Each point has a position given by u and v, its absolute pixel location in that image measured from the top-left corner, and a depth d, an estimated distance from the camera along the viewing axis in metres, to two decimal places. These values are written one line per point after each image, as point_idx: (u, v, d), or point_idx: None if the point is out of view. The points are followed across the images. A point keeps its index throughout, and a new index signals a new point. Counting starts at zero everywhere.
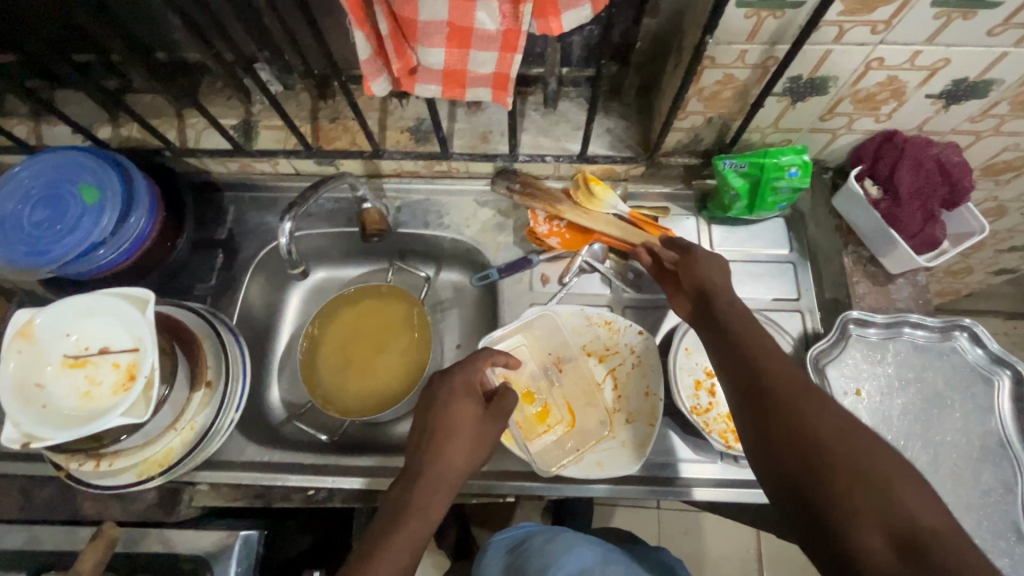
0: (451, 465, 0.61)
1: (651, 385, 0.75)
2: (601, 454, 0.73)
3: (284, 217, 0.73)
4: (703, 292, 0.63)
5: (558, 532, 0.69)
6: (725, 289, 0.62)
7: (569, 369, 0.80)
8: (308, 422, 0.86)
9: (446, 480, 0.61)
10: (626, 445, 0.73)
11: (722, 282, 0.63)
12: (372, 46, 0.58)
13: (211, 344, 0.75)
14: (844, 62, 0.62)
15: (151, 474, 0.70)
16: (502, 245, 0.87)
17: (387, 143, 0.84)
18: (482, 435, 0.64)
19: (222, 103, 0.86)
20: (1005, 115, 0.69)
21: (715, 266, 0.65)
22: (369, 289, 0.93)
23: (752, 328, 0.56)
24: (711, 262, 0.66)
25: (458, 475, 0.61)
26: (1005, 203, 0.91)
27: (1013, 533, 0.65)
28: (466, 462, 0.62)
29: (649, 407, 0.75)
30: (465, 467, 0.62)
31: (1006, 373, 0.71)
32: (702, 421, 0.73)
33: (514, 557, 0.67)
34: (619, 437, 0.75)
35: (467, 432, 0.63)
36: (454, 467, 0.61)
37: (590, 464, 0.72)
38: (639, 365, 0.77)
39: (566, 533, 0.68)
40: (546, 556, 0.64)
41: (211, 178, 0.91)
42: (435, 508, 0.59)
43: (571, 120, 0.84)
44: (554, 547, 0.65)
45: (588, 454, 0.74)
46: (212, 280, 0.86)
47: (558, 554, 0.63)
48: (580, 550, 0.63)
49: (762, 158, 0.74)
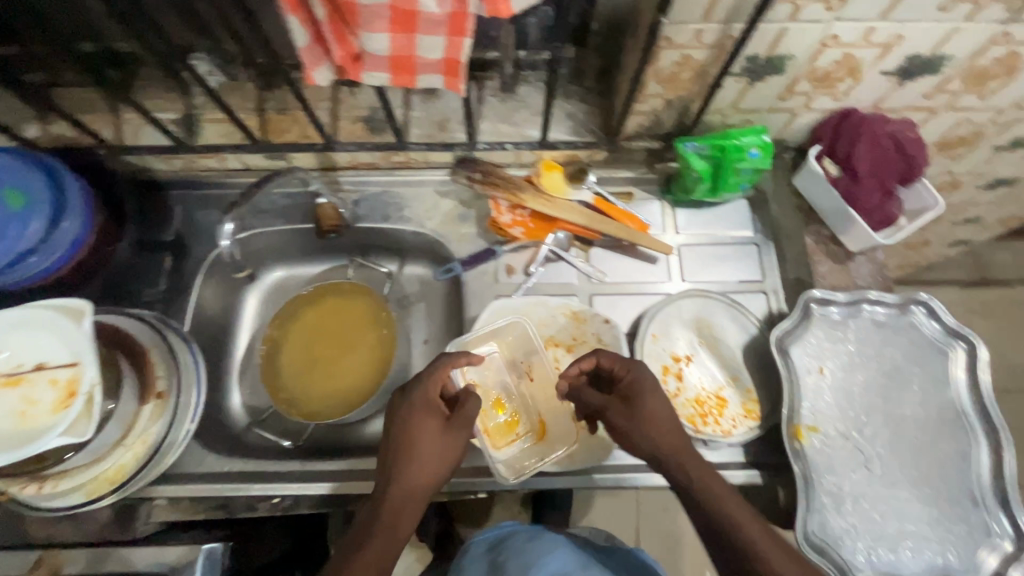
0: (415, 484, 0.60)
1: None
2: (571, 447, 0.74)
3: (226, 218, 0.69)
4: (660, 460, 0.57)
5: (541, 533, 0.70)
6: (690, 452, 0.57)
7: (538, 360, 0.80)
8: (271, 428, 0.84)
9: (413, 494, 0.60)
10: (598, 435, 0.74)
11: (680, 436, 0.58)
12: (310, 32, 0.54)
13: (160, 353, 0.71)
14: (800, 40, 0.61)
15: (102, 493, 0.66)
16: (465, 236, 0.85)
17: (340, 134, 0.81)
18: (445, 446, 0.62)
19: (161, 96, 0.81)
20: (957, 90, 0.69)
21: (660, 420, 0.58)
22: (329, 287, 0.90)
23: (729, 507, 0.54)
24: (652, 413, 0.59)
25: (424, 489, 0.60)
26: (959, 177, 0.92)
27: (969, 499, 0.67)
28: (430, 476, 0.61)
29: None
30: (429, 480, 0.60)
31: (961, 345, 0.73)
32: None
33: (495, 553, 0.68)
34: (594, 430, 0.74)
35: (430, 444, 0.61)
36: (419, 481, 0.60)
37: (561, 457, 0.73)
38: None
39: (549, 535, 0.69)
40: (533, 554, 0.64)
41: (154, 176, 0.86)
42: (404, 524, 0.57)
43: (531, 106, 0.82)
44: (543, 548, 0.65)
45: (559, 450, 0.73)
46: (161, 285, 0.82)
47: (540, 551, 0.64)
48: (562, 550, 0.64)
49: (722, 141, 0.74)
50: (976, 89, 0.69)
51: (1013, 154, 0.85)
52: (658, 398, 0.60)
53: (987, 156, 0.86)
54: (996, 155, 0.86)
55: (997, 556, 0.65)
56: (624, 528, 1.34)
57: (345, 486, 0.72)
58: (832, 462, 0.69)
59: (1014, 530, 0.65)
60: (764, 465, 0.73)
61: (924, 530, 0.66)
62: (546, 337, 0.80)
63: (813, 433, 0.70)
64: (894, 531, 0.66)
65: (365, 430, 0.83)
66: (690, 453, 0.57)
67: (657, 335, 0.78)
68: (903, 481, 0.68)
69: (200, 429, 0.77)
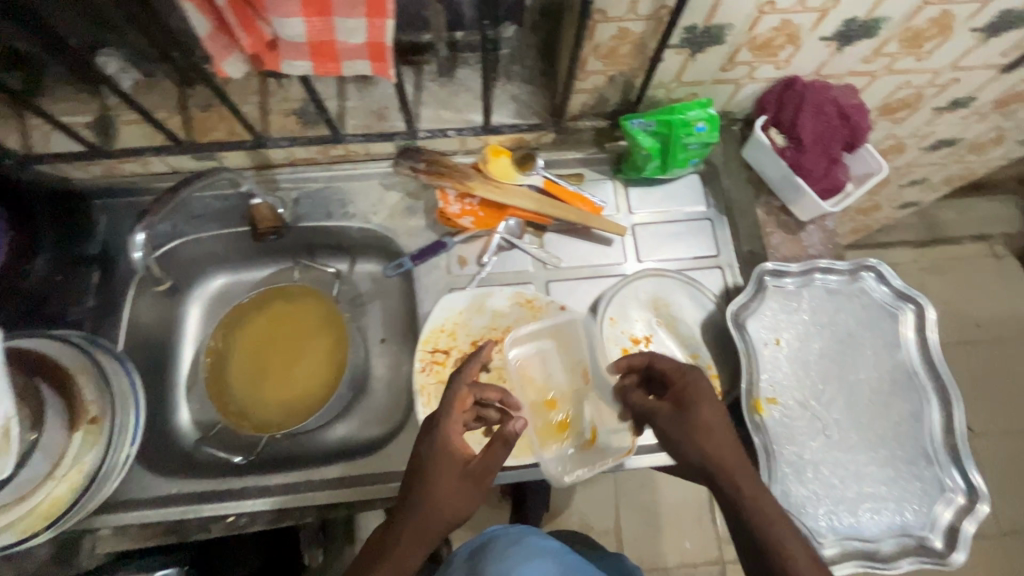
0: (431, 523, 0.56)
1: None
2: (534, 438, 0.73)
3: (136, 226, 0.64)
4: (706, 471, 0.54)
5: (523, 535, 0.69)
6: (739, 470, 0.53)
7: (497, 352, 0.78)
8: (220, 445, 0.80)
9: (424, 531, 0.56)
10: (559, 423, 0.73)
11: (727, 450, 0.54)
12: (213, 20, 0.50)
13: (89, 376, 0.66)
14: (736, 8, 0.60)
15: (36, 530, 0.61)
16: (414, 229, 0.82)
17: (272, 129, 0.76)
18: (467, 486, 0.57)
19: (70, 99, 0.75)
20: (895, 53, 0.69)
21: (713, 430, 0.55)
22: (278, 291, 0.86)
23: (772, 531, 0.50)
24: (701, 422, 0.55)
25: (443, 524, 0.56)
26: (903, 140, 0.93)
27: (923, 457, 0.69)
28: (444, 520, 0.56)
29: None
30: (449, 517, 0.56)
31: (910, 307, 0.74)
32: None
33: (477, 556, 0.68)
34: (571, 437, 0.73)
35: (452, 487, 0.56)
36: (438, 517, 0.56)
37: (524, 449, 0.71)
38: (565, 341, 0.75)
39: (532, 538, 0.69)
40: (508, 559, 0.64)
41: (73, 185, 0.79)
42: (413, 556, 0.56)
43: (472, 89, 0.78)
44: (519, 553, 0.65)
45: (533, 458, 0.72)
46: (90, 302, 0.76)
47: (519, 557, 0.64)
48: (547, 558, 0.65)
49: (669, 116, 0.72)
50: (914, 50, 0.69)
51: (952, 114, 0.86)
52: (713, 409, 0.56)
53: (928, 118, 0.87)
54: (936, 116, 0.87)
55: (951, 510, 0.67)
56: (602, 507, 1.35)
57: (301, 498, 0.70)
58: (792, 433, 0.69)
59: (966, 483, 0.67)
60: None
61: (882, 490, 0.68)
62: (505, 327, 0.78)
63: (772, 405, 0.70)
64: (854, 494, 0.67)
65: (326, 436, 0.81)
66: (744, 470, 0.53)
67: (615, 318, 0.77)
68: (861, 444, 0.69)
69: (144, 452, 0.73)
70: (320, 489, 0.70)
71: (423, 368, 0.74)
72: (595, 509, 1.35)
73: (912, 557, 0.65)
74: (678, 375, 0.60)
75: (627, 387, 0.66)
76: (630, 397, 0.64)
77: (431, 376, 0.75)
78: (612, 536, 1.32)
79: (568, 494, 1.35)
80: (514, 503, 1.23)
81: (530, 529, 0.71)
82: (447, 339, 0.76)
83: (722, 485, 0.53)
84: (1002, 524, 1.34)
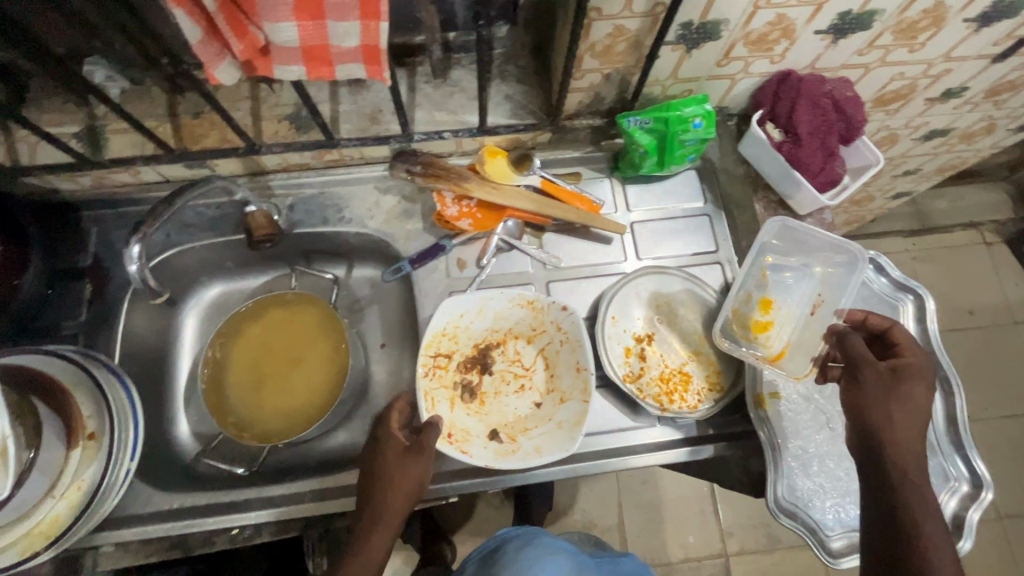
0: (381, 512, 0.63)
1: (581, 359, 0.72)
2: (539, 441, 0.71)
3: (131, 238, 0.62)
4: (879, 437, 0.59)
5: (534, 536, 0.72)
6: (909, 446, 0.58)
7: (498, 355, 0.79)
8: (220, 456, 0.79)
9: (376, 519, 0.63)
10: (564, 426, 0.70)
11: (908, 428, 0.59)
12: (203, 26, 0.49)
13: (86, 390, 0.65)
14: (732, 3, 0.59)
15: (36, 549, 0.60)
16: (412, 233, 0.81)
17: (264, 135, 0.75)
18: (405, 464, 0.64)
19: (56, 109, 0.73)
20: (889, 45, 0.69)
21: (911, 406, 0.60)
22: (273, 299, 0.84)
23: (913, 485, 0.56)
24: (908, 397, 0.60)
25: (394, 509, 0.63)
26: (896, 131, 0.94)
27: (925, 447, 0.69)
28: (392, 505, 0.63)
29: (581, 381, 0.71)
30: (393, 499, 0.63)
31: (909, 298, 0.74)
32: (636, 388, 0.73)
33: (490, 559, 0.71)
34: (557, 418, 0.73)
35: (392, 468, 0.64)
36: (387, 505, 0.63)
37: (529, 453, 0.70)
38: (567, 341, 0.74)
39: (542, 538, 0.72)
40: (522, 561, 0.67)
41: (63, 197, 0.78)
42: (375, 543, 0.63)
43: (466, 90, 0.77)
44: (531, 553, 0.68)
45: (520, 443, 0.72)
46: (83, 315, 0.75)
47: (531, 560, 0.67)
48: (559, 557, 0.68)
49: (665, 112, 0.72)
50: (908, 42, 0.69)
51: (945, 104, 0.87)
52: (923, 394, 0.61)
53: (921, 109, 0.87)
54: (929, 107, 0.87)
55: (956, 498, 0.67)
56: (605, 504, 1.35)
57: (304, 508, 0.69)
58: (795, 426, 0.69)
59: (969, 471, 0.67)
60: (730, 435, 0.73)
61: None
62: (505, 329, 0.79)
63: (776, 399, 0.70)
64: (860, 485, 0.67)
65: (327, 443, 0.81)
66: (910, 444, 0.59)
67: (763, 279, 0.75)
68: None
69: (143, 466, 0.72)
70: (326, 498, 0.69)
71: (426, 372, 0.73)
72: (597, 506, 1.35)
73: None
74: (910, 355, 0.64)
75: (844, 332, 0.66)
76: (844, 343, 0.65)
77: (434, 380, 0.75)
78: (615, 533, 1.32)
79: (570, 492, 1.35)
80: (517, 504, 1.23)
81: (540, 530, 0.74)
82: (448, 343, 0.77)
83: (888, 450, 0.59)
84: (1000, 508, 1.35)
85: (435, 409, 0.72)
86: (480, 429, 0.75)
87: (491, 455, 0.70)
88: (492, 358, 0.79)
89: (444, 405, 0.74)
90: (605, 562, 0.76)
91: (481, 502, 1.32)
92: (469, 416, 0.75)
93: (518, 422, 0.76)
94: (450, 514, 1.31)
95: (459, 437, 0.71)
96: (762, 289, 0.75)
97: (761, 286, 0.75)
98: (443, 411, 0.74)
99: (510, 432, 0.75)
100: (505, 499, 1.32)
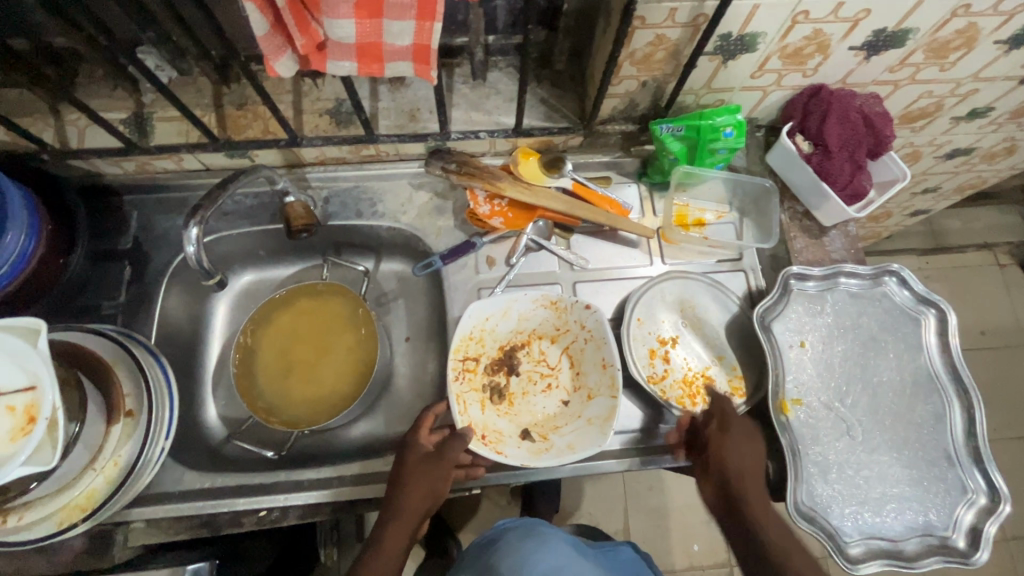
0: (402, 514, 0.65)
1: (607, 356, 0.73)
2: (571, 438, 0.72)
3: (188, 221, 0.64)
4: (735, 494, 0.66)
5: (533, 527, 0.75)
6: (753, 488, 0.66)
7: (523, 356, 0.81)
8: (250, 439, 0.81)
9: (396, 522, 0.65)
10: (594, 422, 0.71)
11: (750, 477, 0.67)
12: (269, 21, 0.51)
13: (126, 368, 0.67)
14: (771, 17, 0.61)
15: (74, 521, 0.62)
16: (443, 229, 0.83)
17: (305, 128, 0.77)
18: (422, 467, 0.66)
19: (105, 95, 0.75)
20: (920, 63, 0.71)
21: (749, 449, 0.67)
22: (304, 288, 0.86)
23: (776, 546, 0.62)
24: (750, 448, 0.68)
25: (415, 512, 0.65)
26: (920, 147, 0.95)
27: (945, 459, 0.70)
28: (412, 509, 0.65)
29: (608, 378, 0.72)
30: (414, 503, 0.65)
31: (931, 312, 0.75)
32: (660, 390, 0.74)
33: (489, 549, 0.73)
34: (587, 415, 0.73)
35: (412, 467, 0.66)
36: (407, 508, 0.65)
37: (562, 450, 0.70)
38: (591, 339, 0.75)
39: (541, 529, 0.74)
40: (521, 552, 0.69)
41: (105, 181, 0.80)
42: (394, 545, 0.64)
43: (503, 92, 0.79)
44: (528, 543, 0.71)
45: (552, 441, 0.73)
46: (121, 296, 0.77)
47: (532, 548, 0.70)
48: (556, 543, 0.71)
49: (697, 121, 0.74)
50: (938, 61, 0.71)
51: (970, 123, 0.88)
52: (750, 438, 0.68)
53: (946, 127, 0.89)
54: (954, 125, 0.88)
55: (972, 511, 0.68)
56: (611, 509, 1.36)
57: (341, 491, 0.70)
58: (817, 434, 0.70)
59: (987, 484, 0.68)
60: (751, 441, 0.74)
61: (905, 491, 0.69)
62: (530, 330, 0.80)
63: (798, 406, 0.71)
64: (878, 494, 0.68)
65: (349, 433, 0.83)
66: (752, 481, 0.66)
67: (722, 215, 0.85)
68: (884, 446, 0.70)
69: (176, 445, 0.73)
70: (354, 487, 0.71)
71: (456, 376, 0.74)
72: (604, 510, 1.36)
73: (936, 556, 0.66)
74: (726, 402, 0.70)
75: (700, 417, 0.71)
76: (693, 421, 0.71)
77: (464, 383, 0.76)
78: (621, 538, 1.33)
79: (577, 495, 1.36)
80: (526, 504, 1.24)
81: (538, 521, 0.77)
82: (475, 347, 0.78)
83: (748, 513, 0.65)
84: (1006, 530, 1.35)
85: (467, 412, 0.73)
86: (511, 429, 0.76)
87: (525, 454, 0.71)
88: (518, 358, 0.81)
89: (475, 408, 0.75)
90: (606, 552, 0.82)
91: (489, 500, 1.34)
92: (500, 418, 0.77)
93: (548, 421, 0.77)
94: (458, 512, 1.32)
95: (493, 438, 0.73)
96: (714, 218, 0.85)
97: (714, 217, 0.85)
98: (475, 414, 0.75)
99: (541, 430, 0.76)
100: (513, 499, 1.33)
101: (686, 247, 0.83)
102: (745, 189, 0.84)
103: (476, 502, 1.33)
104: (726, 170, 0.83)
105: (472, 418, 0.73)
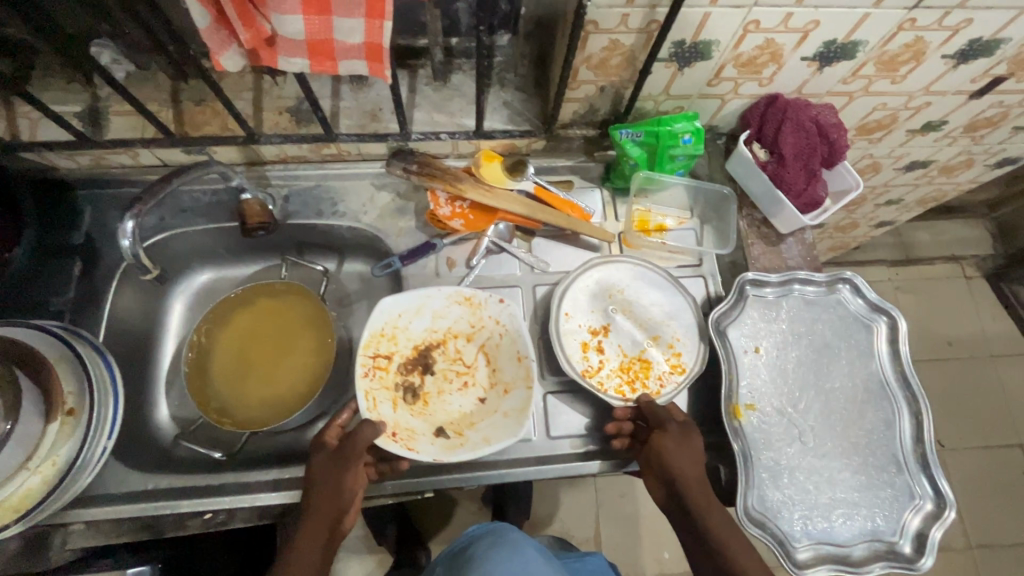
0: (320, 503, 0.62)
1: (522, 348, 0.72)
2: (486, 432, 0.71)
3: (125, 215, 0.63)
4: (680, 494, 0.64)
5: (502, 533, 0.75)
6: (699, 489, 0.64)
7: (438, 355, 0.79)
8: (200, 440, 0.80)
9: (317, 512, 0.62)
10: (509, 414, 0.71)
11: (691, 473, 0.65)
12: (211, 13, 0.51)
13: (70, 366, 0.65)
14: (723, 25, 0.62)
15: (5, 522, 0.59)
16: (404, 230, 0.82)
17: (264, 126, 0.76)
18: (334, 459, 0.64)
19: (60, 87, 0.74)
20: (872, 76, 0.73)
21: (684, 449, 0.66)
22: (263, 288, 0.85)
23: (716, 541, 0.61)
24: (691, 448, 0.66)
25: (334, 501, 0.62)
26: (879, 159, 0.97)
27: (894, 465, 0.71)
28: (333, 498, 0.62)
29: (523, 370, 0.72)
30: (331, 490, 0.62)
31: (883, 319, 0.76)
32: (596, 382, 0.75)
33: (459, 558, 0.73)
34: (504, 408, 0.73)
35: (322, 462, 0.64)
36: (327, 497, 0.62)
37: (477, 443, 0.70)
38: (505, 334, 0.75)
39: (509, 534, 0.74)
40: (490, 560, 0.69)
41: (59, 175, 0.79)
42: (314, 536, 0.61)
43: (466, 94, 0.80)
44: (496, 552, 0.70)
45: (468, 436, 0.72)
46: (70, 293, 0.75)
47: (501, 555, 0.70)
48: (523, 550, 0.71)
49: (656, 127, 0.74)
50: (889, 73, 0.72)
51: (925, 136, 0.90)
52: (677, 437, 0.66)
53: (903, 140, 0.91)
54: (910, 138, 0.91)
55: (919, 517, 0.69)
56: (582, 517, 1.35)
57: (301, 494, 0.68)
58: (768, 438, 0.71)
59: (933, 491, 0.69)
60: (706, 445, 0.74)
61: (853, 496, 0.69)
62: (444, 329, 0.79)
63: (751, 411, 0.72)
64: (827, 500, 0.69)
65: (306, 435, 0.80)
66: (692, 479, 0.64)
67: (683, 221, 0.86)
68: (833, 452, 0.71)
69: (121, 446, 0.72)
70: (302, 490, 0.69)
71: (365, 372, 0.72)
72: (576, 517, 1.35)
73: (882, 562, 0.67)
74: (656, 410, 0.69)
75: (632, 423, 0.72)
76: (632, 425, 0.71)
77: (375, 381, 0.73)
78: (592, 545, 1.32)
79: (549, 501, 1.36)
80: (495, 511, 1.23)
81: (507, 526, 0.77)
82: (388, 344, 0.76)
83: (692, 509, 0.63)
84: (970, 538, 1.37)
85: (376, 409, 0.71)
86: (425, 428, 0.74)
87: (438, 450, 0.70)
88: (432, 358, 0.79)
89: (387, 406, 0.73)
90: (572, 563, 0.82)
91: (458, 508, 1.32)
92: (413, 417, 0.74)
93: (464, 418, 0.75)
94: (427, 517, 1.31)
95: (405, 435, 0.71)
96: (675, 223, 0.86)
97: (675, 223, 0.86)
98: (386, 412, 0.72)
99: (456, 428, 0.74)
100: (483, 506, 1.32)
101: (647, 251, 0.84)
102: (706, 196, 0.85)
103: (445, 508, 1.32)
104: (687, 177, 0.84)
105: (382, 416, 0.71)
